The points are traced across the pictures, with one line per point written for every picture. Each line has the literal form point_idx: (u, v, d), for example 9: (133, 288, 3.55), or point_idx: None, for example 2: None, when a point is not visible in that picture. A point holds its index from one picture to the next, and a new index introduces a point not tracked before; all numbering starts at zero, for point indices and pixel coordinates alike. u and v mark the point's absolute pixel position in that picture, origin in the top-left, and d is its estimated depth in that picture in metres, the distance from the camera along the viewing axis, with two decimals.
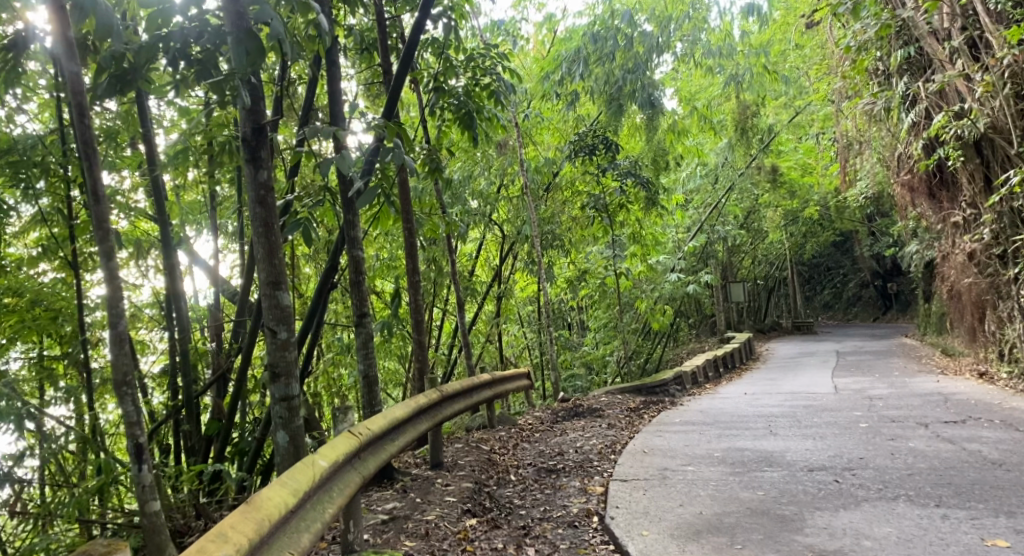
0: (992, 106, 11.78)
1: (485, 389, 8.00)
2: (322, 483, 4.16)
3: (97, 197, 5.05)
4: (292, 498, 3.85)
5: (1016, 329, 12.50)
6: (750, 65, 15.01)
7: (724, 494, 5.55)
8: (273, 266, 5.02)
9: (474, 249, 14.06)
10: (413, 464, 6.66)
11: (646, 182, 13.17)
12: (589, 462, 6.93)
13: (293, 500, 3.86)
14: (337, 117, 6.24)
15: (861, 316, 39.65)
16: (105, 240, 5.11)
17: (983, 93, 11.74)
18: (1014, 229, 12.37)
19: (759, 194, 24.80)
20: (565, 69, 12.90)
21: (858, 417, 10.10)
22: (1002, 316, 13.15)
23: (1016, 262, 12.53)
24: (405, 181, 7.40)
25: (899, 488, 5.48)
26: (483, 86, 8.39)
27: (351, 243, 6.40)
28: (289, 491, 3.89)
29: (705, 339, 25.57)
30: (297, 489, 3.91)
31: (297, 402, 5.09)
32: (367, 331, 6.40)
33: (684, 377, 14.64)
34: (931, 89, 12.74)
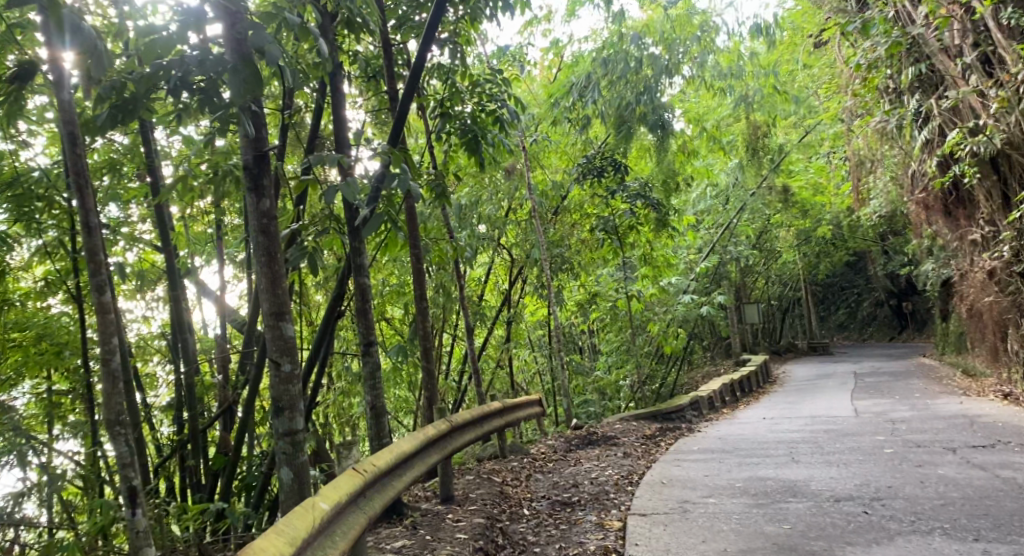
0: (1008, 122, 11.54)
1: (496, 417, 7.79)
2: (322, 528, 3.94)
3: (89, 228, 4.92)
4: (292, 547, 3.60)
5: None
6: (760, 85, 14.87)
7: (748, 529, 5.29)
8: (276, 296, 4.84)
9: (484, 273, 13.88)
10: (423, 498, 6.44)
11: (657, 204, 13.02)
12: (606, 494, 6.68)
13: (293, 549, 3.60)
14: (343, 142, 6.07)
15: (877, 336, 39.23)
16: (98, 273, 4.97)
17: (998, 109, 11.51)
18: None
19: (771, 214, 24.61)
20: (576, 95, 12.81)
21: (882, 441, 9.83)
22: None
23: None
24: (412, 208, 7.24)
25: (933, 521, 5.22)
26: (490, 111, 8.27)
27: (357, 270, 6.20)
28: (289, 538, 3.65)
29: (719, 362, 25.26)
30: (296, 536, 3.67)
31: (302, 438, 4.88)
32: (375, 361, 6.20)
33: (700, 401, 14.37)
34: (944, 106, 12.54)
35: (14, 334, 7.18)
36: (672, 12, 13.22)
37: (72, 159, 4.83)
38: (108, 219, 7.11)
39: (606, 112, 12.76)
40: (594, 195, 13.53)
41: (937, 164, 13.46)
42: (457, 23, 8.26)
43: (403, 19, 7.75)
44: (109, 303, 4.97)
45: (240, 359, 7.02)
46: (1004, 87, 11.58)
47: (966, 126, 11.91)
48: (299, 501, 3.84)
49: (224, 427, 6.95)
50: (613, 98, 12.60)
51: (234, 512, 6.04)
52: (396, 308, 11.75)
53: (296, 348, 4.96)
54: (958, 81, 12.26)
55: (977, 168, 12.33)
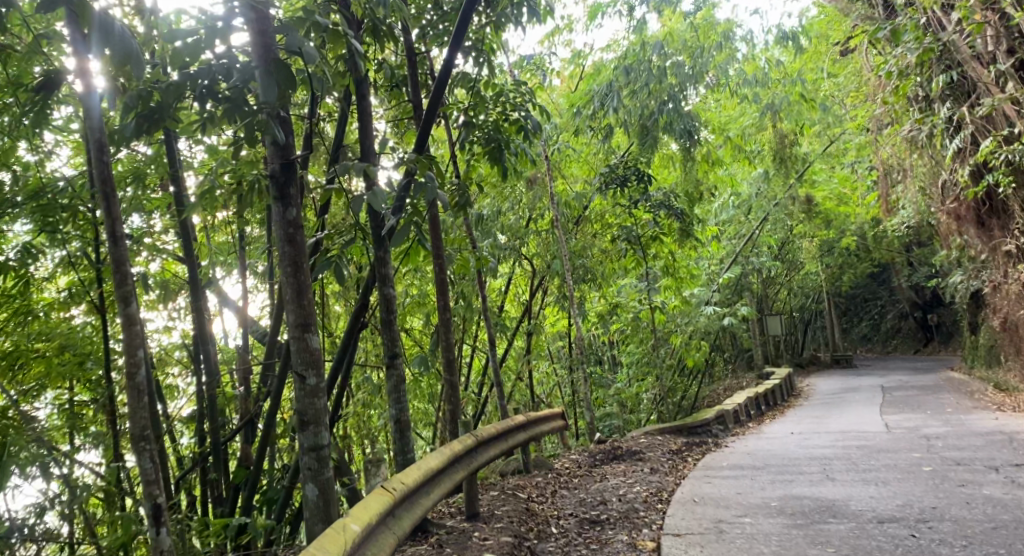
0: None
1: (522, 431, 7.60)
2: (353, 550, 3.76)
3: (115, 238, 4.77)
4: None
5: None
6: (785, 94, 14.61)
7: (791, 552, 5.06)
8: (301, 307, 4.67)
9: (505, 284, 13.68)
10: (447, 515, 6.25)
11: (681, 214, 12.82)
12: (636, 512, 6.46)
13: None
14: (368, 151, 5.87)
15: (901, 349, 38.65)
16: (125, 284, 4.83)
17: None
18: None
19: (794, 224, 24.30)
20: (598, 102, 12.53)
21: (918, 459, 9.57)
22: None
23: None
24: (435, 217, 7.07)
25: (986, 546, 5.01)
26: (514, 121, 8.12)
27: (382, 281, 6.02)
28: None
29: (742, 374, 24.91)
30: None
31: (327, 453, 4.71)
32: (399, 374, 6.01)
33: (726, 415, 14.10)
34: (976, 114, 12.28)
35: (38, 344, 7.05)
36: (693, 21, 13.01)
37: (99, 170, 4.68)
38: (132, 229, 6.98)
39: (629, 121, 12.54)
40: (615, 205, 13.35)
41: (969, 173, 13.16)
42: (482, 31, 8.09)
43: (427, 27, 7.61)
44: (136, 314, 4.82)
45: (262, 372, 6.86)
46: None
47: (1001, 135, 11.65)
48: (330, 523, 3.67)
49: (245, 440, 6.79)
50: (636, 107, 12.35)
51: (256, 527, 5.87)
52: (417, 318, 11.58)
53: (321, 360, 4.79)
54: (992, 88, 12.00)
55: (1011, 178, 12.07)
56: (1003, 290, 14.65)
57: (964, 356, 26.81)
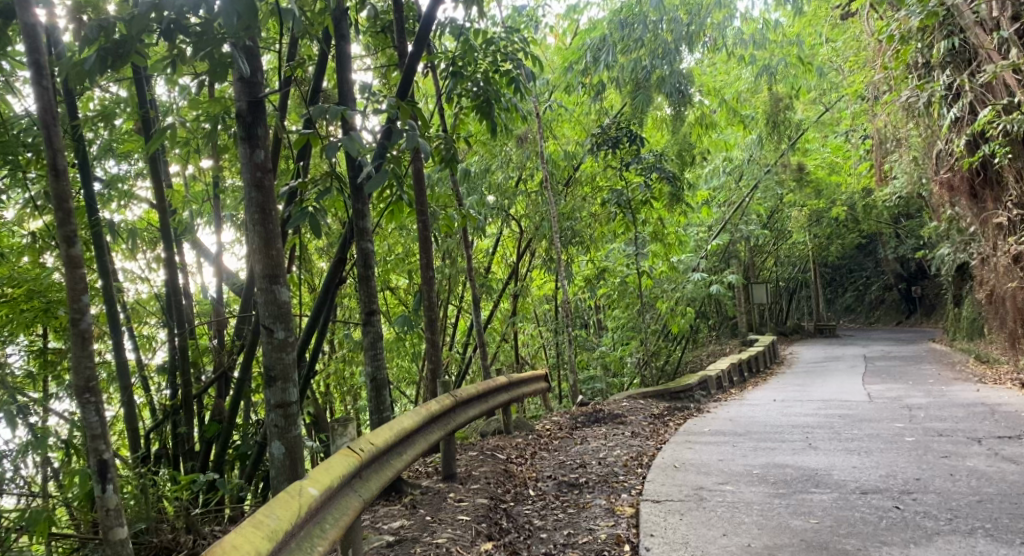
0: None
1: (503, 392, 7.45)
2: (311, 515, 3.62)
3: (57, 172, 4.48)
4: (270, 542, 3.28)
5: None
6: (784, 56, 14.31)
7: (772, 522, 4.94)
8: (270, 257, 4.47)
9: (492, 245, 13.49)
10: (424, 475, 6.12)
11: (672, 176, 12.40)
12: (615, 476, 6.35)
13: (272, 544, 3.29)
14: (347, 96, 5.54)
15: (884, 320, 38.84)
16: (67, 223, 4.53)
17: None
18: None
19: (784, 193, 24.16)
20: (589, 57, 12.26)
21: (900, 430, 9.56)
22: None
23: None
24: (418, 171, 6.81)
25: (972, 521, 4.93)
26: (504, 73, 7.89)
27: (360, 235, 5.76)
28: (268, 530, 3.33)
29: (726, 342, 24.92)
30: (277, 528, 3.35)
31: (295, 410, 4.55)
32: (376, 331, 5.82)
33: (709, 381, 14.06)
34: (975, 83, 12.15)
35: (7, 289, 6.77)
36: None
37: (45, 104, 4.36)
38: (105, 174, 6.68)
39: (622, 78, 12.24)
40: (606, 167, 13.16)
41: (965, 143, 13.03)
42: None
43: None
44: (80, 256, 4.56)
45: (237, 325, 6.66)
46: None
47: (1000, 105, 11.53)
48: (285, 488, 3.52)
49: (218, 394, 6.60)
50: (629, 62, 12.10)
51: (226, 483, 5.70)
52: (400, 276, 11.40)
53: (291, 313, 4.59)
54: (993, 55, 11.86)
55: (1007, 149, 11.97)
56: (991, 263, 14.65)
57: (947, 328, 26.95)
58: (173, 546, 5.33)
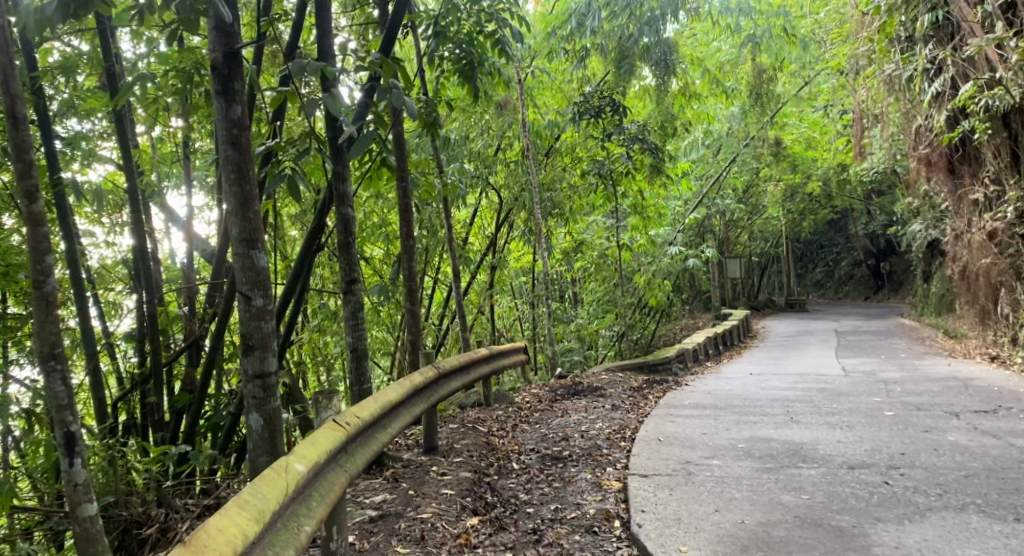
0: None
1: (484, 364, 7.29)
2: (298, 493, 3.47)
3: (16, 122, 4.24)
4: (257, 525, 3.14)
5: None
6: (770, 27, 14.12)
7: (764, 498, 4.84)
8: (247, 220, 4.25)
9: (470, 215, 13.25)
10: (404, 448, 5.96)
11: (655, 148, 12.30)
12: (599, 449, 6.23)
13: (259, 526, 3.15)
14: (327, 52, 5.29)
15: (852, 295, 39.23)
16: (27, 176, 4.31)
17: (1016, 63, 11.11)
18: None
19: (761, 167, 24.10)
20: (575, 23, 11.89)
21: (878, 404, 9.58)
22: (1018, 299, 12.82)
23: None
24: (400, 135, 6.58)
25: (963, 497, 4.87)
26: (488, 35, 7.66)
27: (340, 200, 5.51)
28: (254, 511, 3.18)
29: (699, 315, 24.92)
30: (264, 509, 3.21)
31: (274, 381, 4.36)
32: (357, 300, 5.61)
33: (686, 354, 14.05)
34: (957, 57, 12.10)
35: None
36: None
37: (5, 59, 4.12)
38: (67, 133, 6.37)
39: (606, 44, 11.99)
40: (588, 137, 12.97)
41: (945, 119, 12.97)
42: None
43: None
44: (41, 214, 4.33)
45: (208, 292, 6.42)
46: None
47: (982, 80, 11.48)
48: (271, 466, 3.37)
49: (189, 363, 6.37)
50: (615, 29, 11.79)
51: (198, 455, 5.50)
52: (377, 246, 11.17)
53: (269, 280, 4.39)
54: (977, 30, 11.83)
55: (988, 124, 11.98)
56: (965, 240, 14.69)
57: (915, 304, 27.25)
58: (143, 520, 5.10)
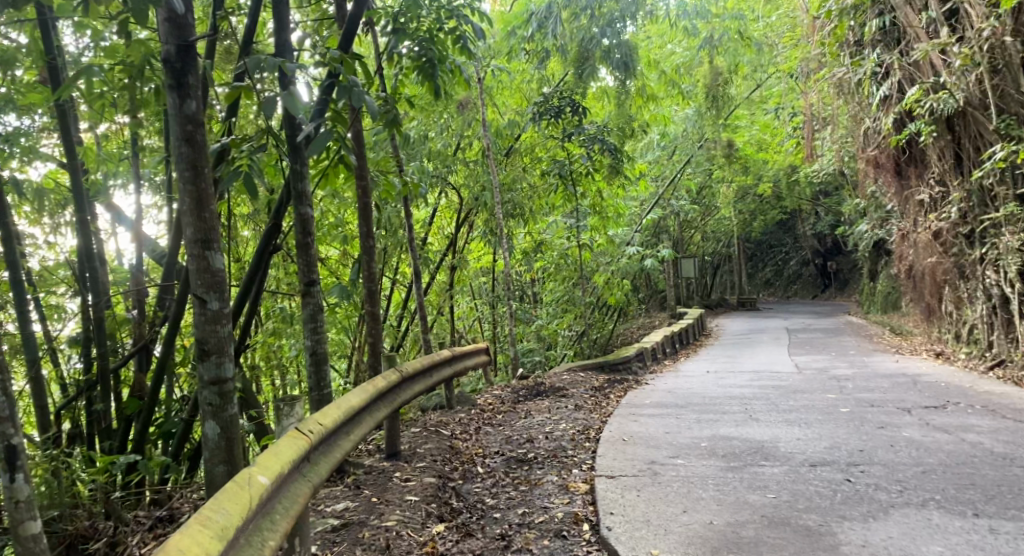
0: (968, 82, 11.37)
1: (446, 366, 7.19)
2: (262, 506, 3.37)
3: None
4: (220, 542, 3.03)
5: (978, 311, 12.37)
6: (727, 30, 14.24)
7: (731, 498, 4.83)
8: (202, 220, 4.11)
9: (428, 215, 13.13)
10: (365, 454, 5.84)
11: (614, 149, 12.48)
12: (564, 451, 6.17)
13: (223, 543, 3.05)
14: (286, 47, 5.15)
15: (801, 294, 39.90)
16: None
17: (959, 67, 11.33)
18: (983, 209, 12.03)
19: (714, 169, 24.33)
20: (536, 25, 11.91)
21: (834, 401, 9.69)
22: (962, 297, 13.12)
23: (983, 242, 12.19)
24: (360, 133, 6.44)
25: (922, 492, 4.92)
26: (448, 33, 7.58)
27: (298, 198, 5.34)
28: (217, 527, 3.07)
29: (655, 314, 25.04)
30: (226, 525, 3.10)
31: (231, 387, 4.23)
32: (316, 302, 5.45)
33: (645, 352, 14.10)
34: (904, 62, 12.31)
35: None
36: None
37: None
38: (4, 129, 6.11)
39: (565, 48, 12.08)
40: (548, 138, 13.01)
41: (893, 122, 13.20)
42: None
43: None
44: None
45: (159, 294, 6.19)
46: (966, 44, 11.31)
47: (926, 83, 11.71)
48: (234, 479, 3.26)
49: (139, 369, 6.16)
50: (576, 32, 11.90)
51: (149, 464, 5.32)
52: (333, 246, 10.98)
53: (225, 282, 4.25)
54: (921, 34, 12.03)
55: (933, 127, 12.21)
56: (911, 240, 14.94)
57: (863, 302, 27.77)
58: (90, 534, 4.94)
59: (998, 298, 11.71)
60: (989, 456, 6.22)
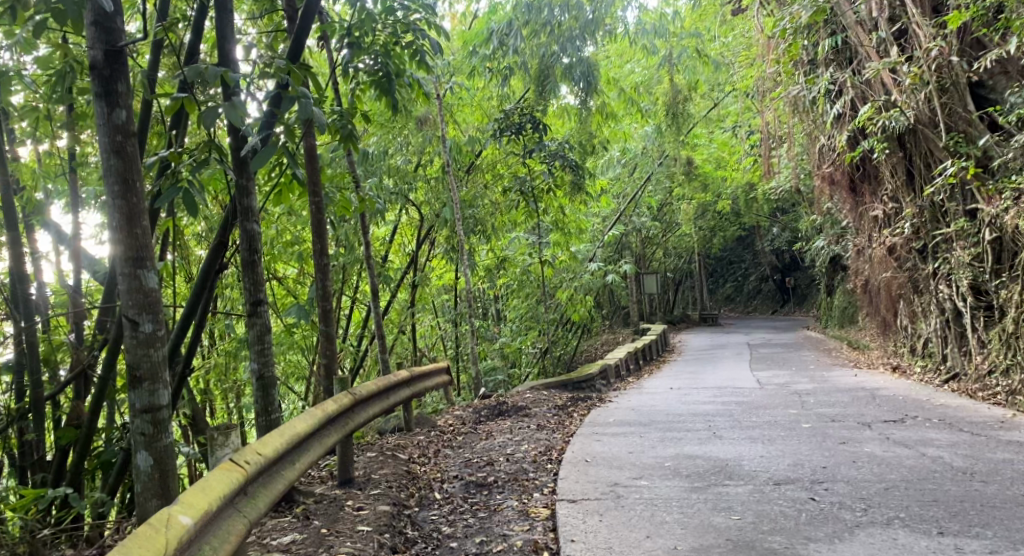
0: (918, 100, 11.49)
1: (403, 387, 6.98)
2: (184, 548, 3.22)
3: None
4: None
5: (932, 325, 12.46)
6: (686, 48, 14.30)
7: (694, 520, 4.70)
8: (134, 236, 3.92)
9: (388, 233, 12.92)
10: (318, 481, 5.61)
11: (575, 165, 12.61)
12: (525, 474, 6.00)
13: None
14: (229, 56, 4.96)
15: (760, 309, 40.23)
16: None
17: (909, 85, 11.46)
18: (935, 225, 12.15)
19: (673, 186, 24.44)
20: (496, 41, 11.61)
21: (796, 416, 9.64)
22: (916, 311, 13.26)
23: (935, 257, 12.32)
24: (311, 146, 6.23)
25: (886, 510, 4.83)
26: (405, 46, 7.46)
27: (244, 214, 5.13)
28: None
29: (618, 331, 25.00)
30: None
31: (166, 416, 4.02)
32: (263, 323, 5.21)
33: (609, 370, 14.00)
34: (856, 80, 12.44)
35: None
36: None
37: None
38: None
39: (526, 65, 11.99)
40: (509, 154, 12.96)
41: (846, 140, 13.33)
42: None
43: None
44: None
45: (99, 318, 5.97)
46: (915, 63, 11.46)
47: (878, 102, 11.82)
48: (150, 521, 3.11)
49: (76, 395, 5.89)
50: (535, 47, 11.79)
51: (81, 498, 5.05)
52: (288, 265, 10.73)
53: (160, 303, 4.05)
54: (872, 54, 12.13)
55: (885, 144, 12.32)
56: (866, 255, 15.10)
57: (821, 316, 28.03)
58: None
59: (950, 312, 11.76)
60: (951, 471, 6.17)
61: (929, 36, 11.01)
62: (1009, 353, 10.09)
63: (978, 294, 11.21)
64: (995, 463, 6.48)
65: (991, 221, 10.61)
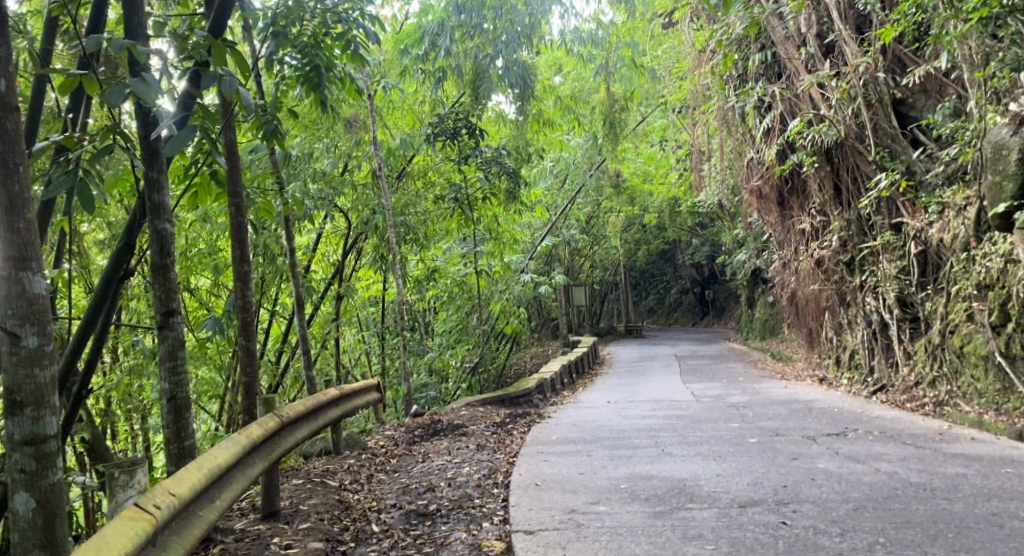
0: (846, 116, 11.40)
1: (334, 407, 6.40)
2: None
3: None
4: None
5: (858, 337, 12.43)
6: (622, 56, 13.96)
7: (666, 552, 4.34)
8: (14, 234, 3.37)
9: (312, 241, 12.26)
10: (239, 515, 5.03)
11: (512, 172, 12.11)
12: (470, 500, 5.53)
13: None
14: (136, 28, 4.35)
15: (681, 321, 40.55)
16: None
17: (837, 101, 11.38)
18: (862, 238, 12.14)
19: (601, 200, 24.25)
20: (427, 43, 10.97)
21: (740, 430, 9.38)
22: (842, 323, 13.24)
23: (861, 270, 12.23)
24: (231, 141, 5.51)
25: (863, 534, 4.56)
26: (337, 36, 6.89)
27: (154, 212, 4.52)
28: None
29: (546, 343, 24.62)
30: None
31: (50, 449, 3.46)
32: (178, 337, 4.61)
33: (544, 384, 13.58)
34: (785, 93, 12.25)
35: None
36: None
37: None
38: None
39: (460, 67, 11.39)
40: (442, 160, 12.48)
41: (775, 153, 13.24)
42: None
43: None
44: None
45: None
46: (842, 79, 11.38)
47: (808, 116, 11.70)
48: None
49: None
50: (467, 50, 11.17)
51: None
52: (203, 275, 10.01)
53: (48, 313, 3.50)
54: (800, 68, 11.99)
55: (814, 159, 12.24)
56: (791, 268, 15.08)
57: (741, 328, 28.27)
58: None
59: (877, 324, 11.68)
60: (910, 487, 5.95)
61: (856, 52, 10.85)
62: (935, 365, 9.94)
63: (903, 306, 11.12)
64: (950, 478, 6.28)
65: (916, 235, 10.63)
